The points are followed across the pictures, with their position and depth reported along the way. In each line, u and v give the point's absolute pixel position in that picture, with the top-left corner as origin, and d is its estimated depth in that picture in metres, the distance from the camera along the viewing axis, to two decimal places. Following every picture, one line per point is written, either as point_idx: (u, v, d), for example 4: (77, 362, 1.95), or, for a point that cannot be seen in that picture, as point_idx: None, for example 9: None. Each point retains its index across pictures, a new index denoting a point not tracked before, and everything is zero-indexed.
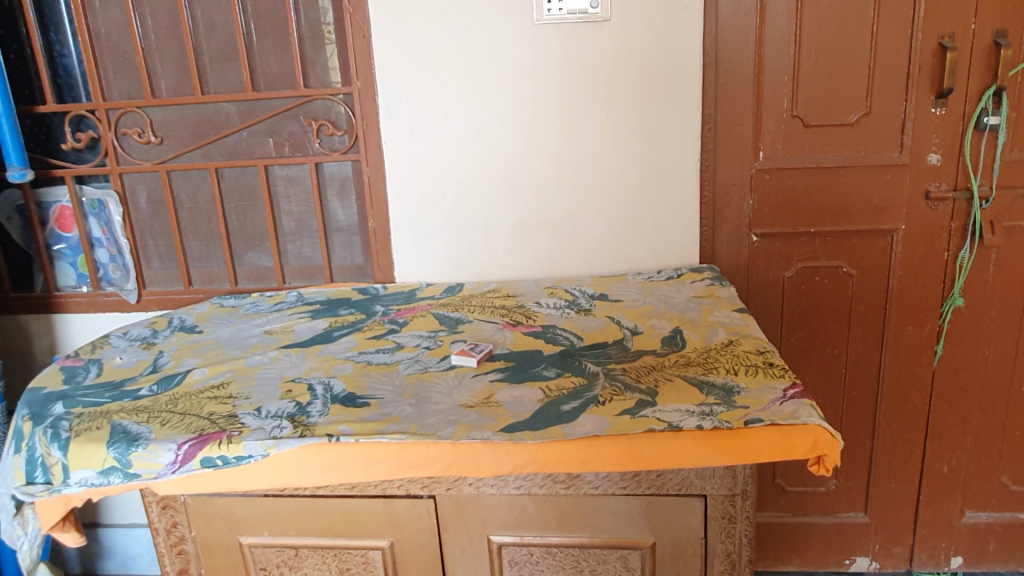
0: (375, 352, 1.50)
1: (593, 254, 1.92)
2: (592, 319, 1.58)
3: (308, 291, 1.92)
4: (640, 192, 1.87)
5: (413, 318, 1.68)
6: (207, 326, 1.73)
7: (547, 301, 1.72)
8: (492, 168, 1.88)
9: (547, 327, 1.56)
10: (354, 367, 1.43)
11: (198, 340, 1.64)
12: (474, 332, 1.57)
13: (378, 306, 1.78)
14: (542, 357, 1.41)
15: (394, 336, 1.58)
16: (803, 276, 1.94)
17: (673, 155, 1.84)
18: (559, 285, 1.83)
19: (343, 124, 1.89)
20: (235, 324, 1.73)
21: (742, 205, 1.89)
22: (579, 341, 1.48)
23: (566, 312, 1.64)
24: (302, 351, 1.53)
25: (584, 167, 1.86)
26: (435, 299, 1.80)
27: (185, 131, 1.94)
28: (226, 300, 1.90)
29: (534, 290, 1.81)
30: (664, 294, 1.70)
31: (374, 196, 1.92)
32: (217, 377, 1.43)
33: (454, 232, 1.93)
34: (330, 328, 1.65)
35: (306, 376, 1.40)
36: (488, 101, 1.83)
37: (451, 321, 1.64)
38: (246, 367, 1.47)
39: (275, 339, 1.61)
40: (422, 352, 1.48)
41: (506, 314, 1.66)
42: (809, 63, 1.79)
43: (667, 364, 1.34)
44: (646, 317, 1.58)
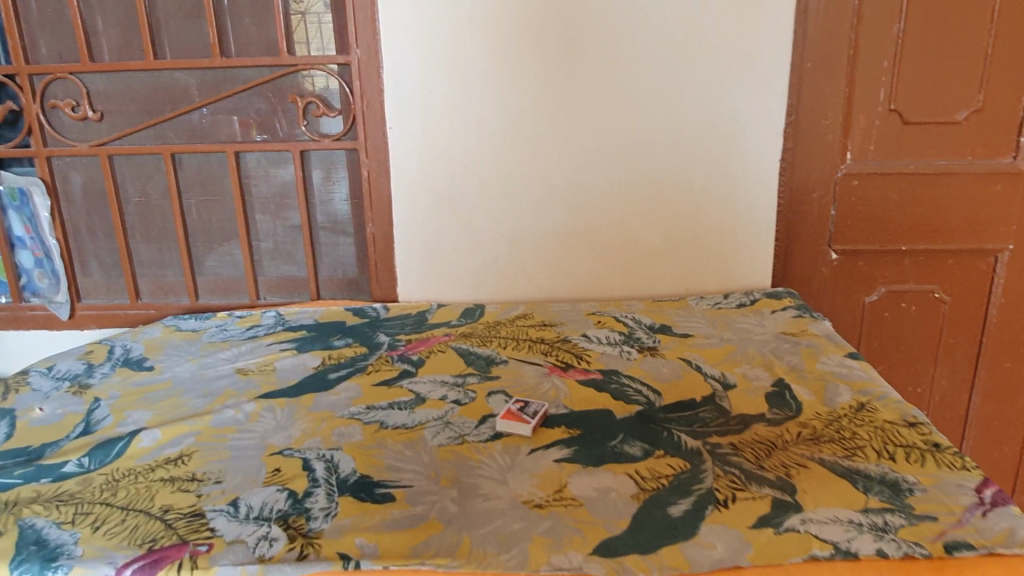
0: (387, 409, 1.13)
1: (642, 272, 1.58)
2: (663, 366, 1.24)
3: (290, 312, 1.54)
4: (704, 198, 1.53)
5: (430, 355, 1.31)
6: (159, 360, 1.33)
7: (597, 334, 1.38)
8: (523, 163, 1.52)
9: (608, 376, 1.21)
10: (363, 432, 1.06)
11: (146, 382, 1.24)
12: (513, 380, 1.21)
13: (381, 336, 1.41)
14: (617, 423, 1.06)
15: (409, 384, 1.21)
16: (887, 302, 1.64)
17: (746, 154, 1.51)
18: (605, 311, 1.49)
19: (336, 103, 1.51)
20: (195, 357, 1.34)
21: (824, 216, 1.57)
22: (658, 398, 1.13)
23: (626, 352, 1.30)
24: (289, 404, 1.15)
25: (637, 166, 1.51)
26: (453, 327, 1.44)
27: (134, 106, 1.52)
28: (183, 322, 1.50)
29: (576, 318, 1.46)
30: (742, 328, 1.37)
31: (375, 194, 1.54)
32: (174, 445, 1.04)
33: (474, 241, 1.57)
34: (323, 367, 1.28)
35: (299, 448, 1.03)
36: (522, 80, 1.46)
37: (480, 363, 1.28)
38: (214, 429, 1.09)
39: (251, 384, 1.22)
40: (452, 412, 1.11)
41: (550, 352, 1.31)
42: (917, 46, 1.47)
43: (790, 440, 1.00)
44: (733, 363, 1.24)
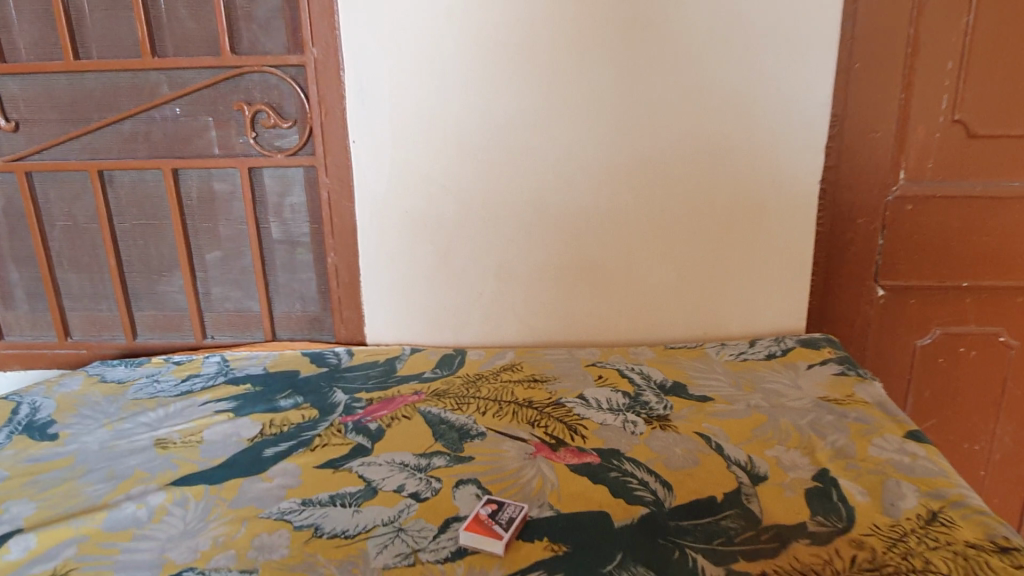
0: (326, 506, 0.90)
1: (653, 313, 1.34)
2: (675, 445, 1.00)
3: (237, 358, 1.31)
4: (727, 227, 1.29)
5: (391, 423, 1.08)
6: (67, 425, 1.10)
7: (595, 396, 1.14)
8: (515, 184, 1.28)
9: (607, 460, 0.97)
10: (290, 544, 0.83)
11: (42, 457, 1.02)
12: (489, 464, 0.97)
13: (338, 393, 1.18)
14: (614, 536, 0.82)
15: (360, 466, 0.98)
16: (943, 346, 1.38)
17: (781, 175, 1.25)
18: (607, 363, 1.25)
19: (290, 111, 1.27)
20: (111, 421, 1.11)
21: (870, 246, 1.32)
22: (669, 497, 0.89)
23: (630, 423, 1.06)
24: (206, 496, 0.92)
25: (648, 187, 1.27)
26: (425, 382, 1.21)
27: (53, 114, 1.29)
28: (110, 370, 1.28)
29: (572, 373, 1.22)
30: (773, 390, 1.12)
31: (337, 218, 1.31)
32: (48, 560, 0.82)
33: (455, 276, 1.33)
34: (261, 438, 1.05)
35: (204, 568, 0.80)
36: (514, 86, 1.22)
37: (451, 436, 1.04)
38: (104, 533, 0.86)
39: (167, 462, 1.00)
40: (407, 513, 0.88)
41: (537, 421, 1.07)
42: (988, 44, 1.22)
43: (842, 570, 0.76)
44: (764, 442, 0.99)
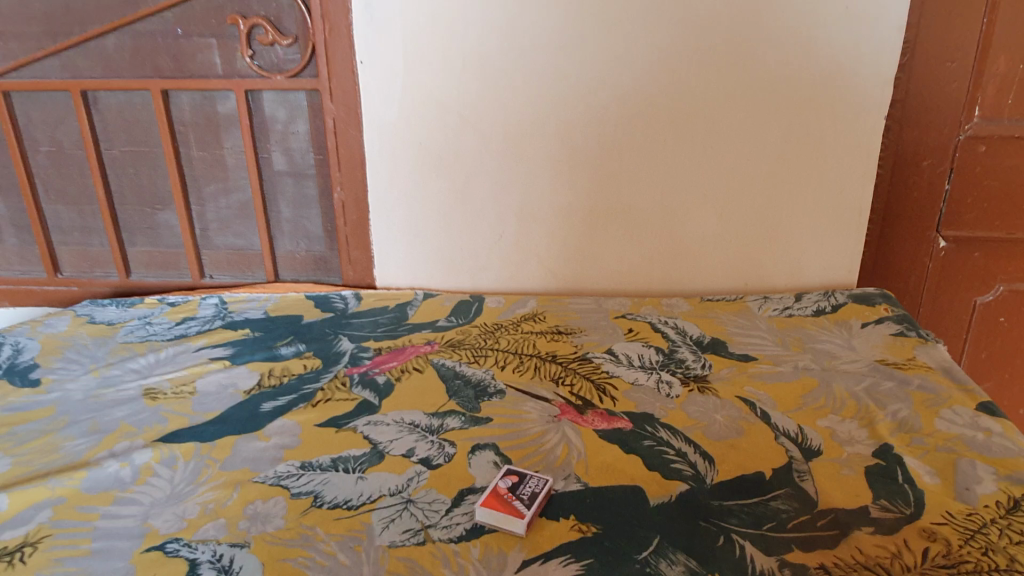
0: (328, 471, 0.81)
1: (690, 261, 1.23)
2: (716, 411, 0.89)
3: (236, 300, 1.22)
4: (776, 168, 1.15)
5: (401, 377, 0.99)
6: (51, 370, 1.02)
7: (626, 351, 1.04)
8: (542, 117, 1.14)
9: (639, 427, 0.87)
10: (286, 514, 0.74)
11: (22, 406, 0.94)
12: (508, 427, 0.88)
13: (344, 342, 1.08)
14: (649, 516, 0.73)
15: (366, 425, 0.89)
16: (1008, 305, 1.24)
17: (841, 111, 1.11)
18: (638, 315, 1.14)
19: (291, 26, 1.13)
20: (97, 367, 1.02)
21: (935, 192, 1.18)
22: (710, 472, 0.79)
23: (665, 383, 0.96)
24: (196, 456, 0.83)
25: (690, 121, 1.13)
26: (439, 331, 1.11)
27: (30, 27, 1.16)
28: (99, 311, 1.19)
29: (600, 326, 1.11)
30: (825, 351, 1.01)
31: (344, 149, 1.19)
32: (19, 524, 0.74)
33: (473, 217, 1.22)
34: (259, 391, 0.96)
35: (190, 539, 0.71)
36: (543, 3, 1.08)
37: (467, 393, 0.95)
38: (83, 495, 0.77)
39: (155, 416, 0.91)
40: (417, 482, 0.79)
41: (562, 378, 0.98)
42: None
43: (912, 566, 0.66)
44: (815, 411, 0.89)
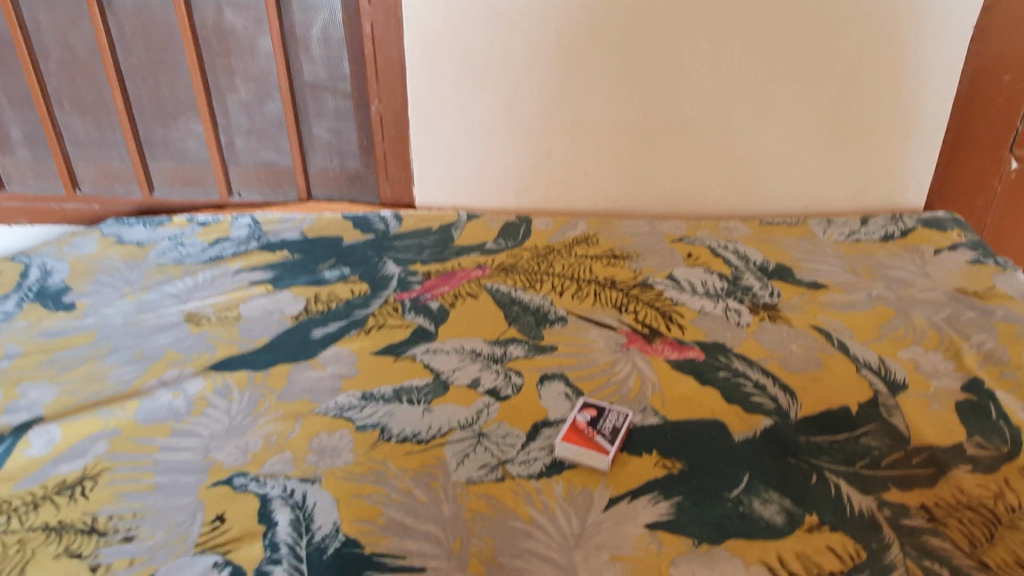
0: (391, 402, 0.77)
1: (748, 182, 1.16)
2: (791, 342, 0.85)
3: (269, 220, 1.15)
4: (849, 83, 1.08)
5: (455, 304, 0.94)
6: (85, 294, 0.97)
7: (688, 276, 0.99)
8: (598, 24, 1.05)
9: (712, 357, 0.83)
10: (354, 448, 0.71)
11: (59, 331, 0.89)
12: (575, 357, 0.84)
13: (390, 265, 1.03)
14: (736, 452, 0.70)
15: (425, 353, 0.85)
16: None
17: (925, 20, 1.02)
18: (695, 239, 1.09)
19: None
20: (133, 291, 0.97)
21: (1012, 107, 1.07)
22: (794, 405, 0.76)
23: (734, 310, 0.92)
24: (251, 386, 0.79)
25: (761, 30, 1.04)
26: (488, 254, 1.06)
27: None
28: (127, 231, 1.12)
29: (657, 251, 1.06)
30: (898, 279, 0.96)
31: (381, 58, 1.09)
32: (76, 457, 0.70)
33: (520, 132, 1.14)
34: (308, 317, 0.92)
35: (256, 474, 0.68)
36: None
37: (527, 320, 0.90)
38: (138, 427, 0.74)
39: (202, 343, 0.87)
40: (487, 414, 0.75)
41: (624, 304, 0.93)
42: None
43: (1018, 507, 0.64)
44: (895, 342, 0.85)
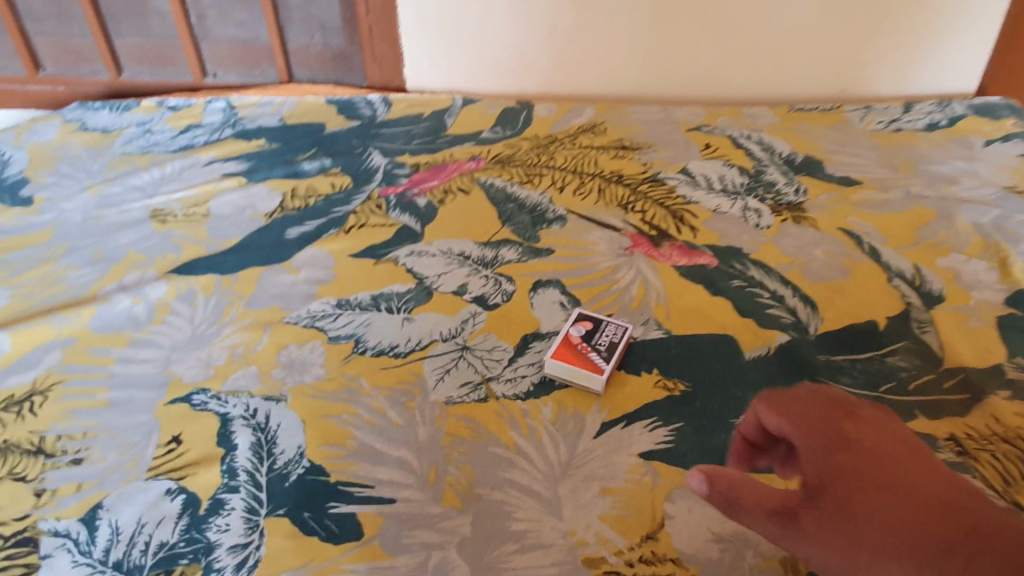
0: (369, 311, 0.70)
1: (778, 63, 1.04)
2: (815, 246, 0.76)
3: (245, 104, 1.05)
4: None
5: (445, 200, 0.85)
6: (43, 187, 0.89)
7: (704, 171, 0.89)
8: None
9: (726, 264, 0.75)
10: (325, 362, 0.65)
11: (15, 229, 0.82)
12: (573, 262, 0.75)
13: (375, 156, 0.94)
14: (747, 373, 0.63)
15: (408, 256, 0.77)
16: None
17: None
18: (715, 128, 0.98)
19: None
20: (95, 184, 0.89)
21: None
22: (815, 319, 0.68)
23: (753, 210, 0.82)
24: (217, 291, 0.73)
25: None
26: (484, 144, 0.96)
27: None
28: (91, 116, 1.03)
29: (671, 141, 0.95)
30: (941, 175, 0.86)
31: None
32: (26, 369, 0.65)
33: (522, 5, 1.01)
34: (283, 215, 0.83)
35: (217, 391, 0.62)
36: None
37: (522, 219, 0.82)
38: (93, 336, 0.68)
39: (167, 243, 0.79)
40: (472, 326, 0.68)
41: (631, 203, 0.84)
42: None
43: None
44: (932, 248, 0.76)
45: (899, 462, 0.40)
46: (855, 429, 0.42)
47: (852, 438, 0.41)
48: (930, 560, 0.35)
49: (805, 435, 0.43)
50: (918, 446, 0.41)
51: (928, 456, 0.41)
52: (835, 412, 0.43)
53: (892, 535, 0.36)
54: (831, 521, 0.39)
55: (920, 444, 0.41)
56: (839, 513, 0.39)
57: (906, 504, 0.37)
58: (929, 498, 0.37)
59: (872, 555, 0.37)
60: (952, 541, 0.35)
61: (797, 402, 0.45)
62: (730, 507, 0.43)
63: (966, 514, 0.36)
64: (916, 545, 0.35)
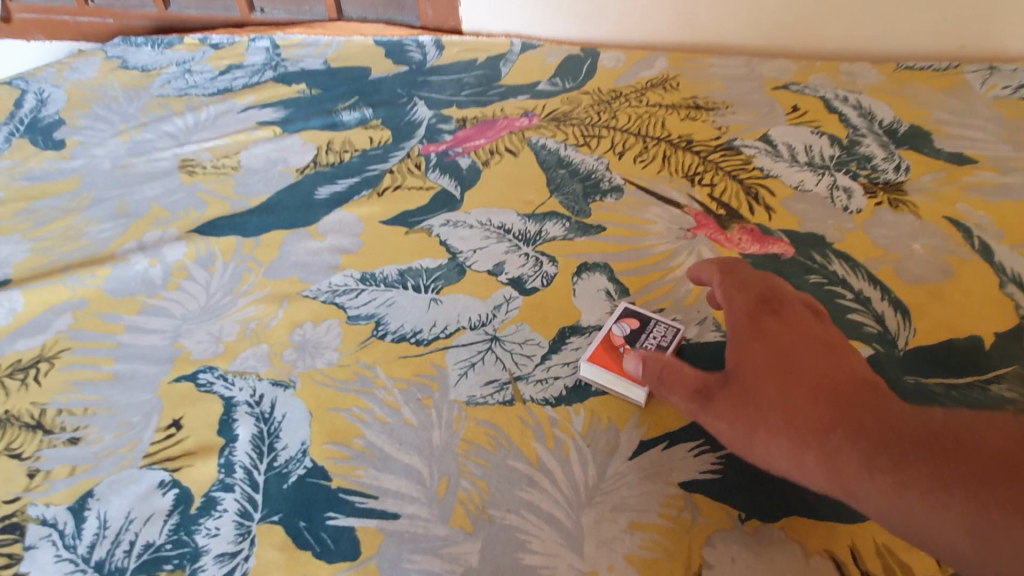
0: (394, 288, 0.64)
1: (887, 12, 0.89)
2: (913, 239, 0.65)
3: (290, 44, 0.98)
4: None
5: (490, 162, 0.77)
6: (77, 129, 0.85)
7: (788, 139, 0.77)
8: None
9: (804, 254, 0.64)
10: (341, 346, 0.59)
11: (44, 175, 0.79)
12: (626, 242, 0.67)
13: (419, 107, 0.86)
14: None
15: (442, 226, 0.70)
16: None
17: None
18: (805, 88, 0.85)
19: None
20: (128, 128, 0.85)
21: None
22: (905, 330, 0.57)
23: (842, 189, 0.71)
24: (237, 256, 0.68)
25: None
26: (540, 97, 0.86)
27: None
28: (133, 53, 0.99)
29: (752, 101, 0.83)
30: None
31: None
32: (36, 332, 0.62)
33: None
34: (315, 171, 0.77)
35: (224, 371, 0.58)
36: None
37: (573, 188, 0.73)
38: (106, 299, 0.64)
39: (192, 198, 0.75)
40: (505, 313, 0.61)
41: (699, 174, 0.74)
42: None
43: None
44: None
45: (809, 351, 0.44)
46: (775, 323, 0.46)
47: (772, 332, 0.45)
48: (815, 437, 0.39)
49: (732, 327, 0.48)
50: (831, 337, 0.45)
51: (837, 346, 0.45)
52: (761, 309, 0.48)
53: (787, 416, 0.40)
54: (738, 402, 0.43)
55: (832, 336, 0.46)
56: (745, 396, 0.43)
57: (800, 385, 0.41)
58: (829, 381, 0.41)
59: (763, 433, 0.41)
60: (836, 422, 0.39)
61: (730, 298, 0.50)
62: (659, 387, 0.48)
63: (855, 397, 0.40)
64: (805, 421, 0.40)
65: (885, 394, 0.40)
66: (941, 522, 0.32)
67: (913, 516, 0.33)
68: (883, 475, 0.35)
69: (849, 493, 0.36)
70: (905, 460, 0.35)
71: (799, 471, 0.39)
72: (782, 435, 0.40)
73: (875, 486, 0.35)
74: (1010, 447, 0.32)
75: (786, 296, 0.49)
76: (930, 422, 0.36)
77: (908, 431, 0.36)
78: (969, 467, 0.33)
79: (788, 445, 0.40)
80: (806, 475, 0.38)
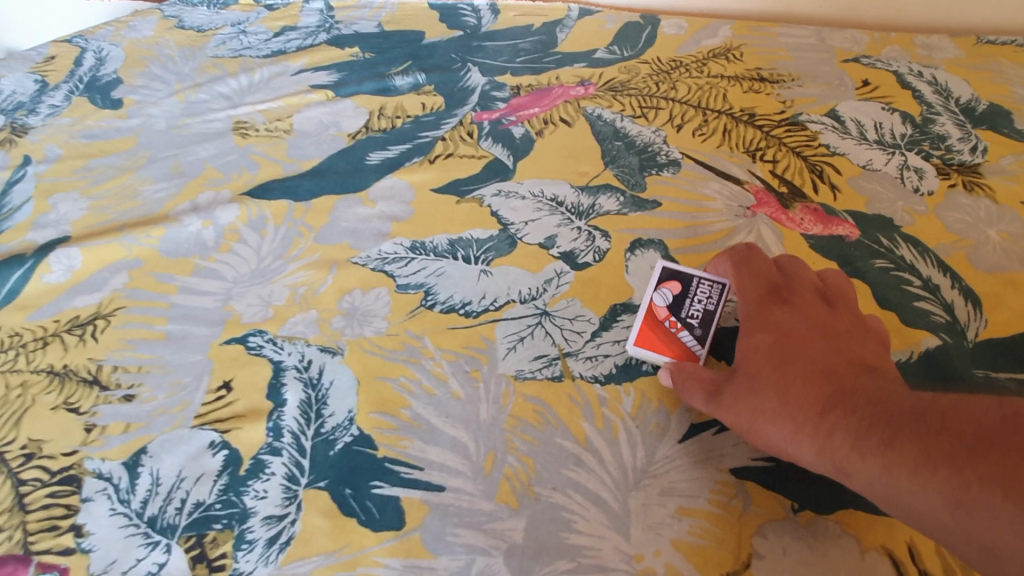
0: (444, 259, 0.63)
1: None
2: (989, 225, 0.62)
3: (344, 6, 0.97)
4: None
5: (544, 132, 0.75)
6: (134, 89, 0.86)
7: (857, 115, 0.74)
8: None
9: (871, 236, 0.61)
10: (389, 315, 0.59)
11: (102, 133, 0.80)
12: (682, 219, 0.65)
13: (472, 73, 0.84)
14: None
15: (493, 197, 0.68)
16: None
17: None
18: (878, 62, 0.81)
19: None
20: (184, 89, 0.85)
21: None
22: (976, 320, 0.55)
23: (914, 169, 0.68)
24: (287, 220, 0.68)
25: None
26: (596, 66, 0.84)
27: None
28: (189, 13, 0.98)
29: (820, 74, 0.80)
30: None
31: None
32: (93, 290, 0.63)
33: None
34: (366, 136, 0.77)
35: (274, 336, 0.58)
36: None
37: (629, 161, 0.71)
38: (160, 260, 0.65)
39: (244, 160, 0.75)
40: (556, 287, 0.60)
41: (761, 149, 0.71)
42: None
43: None
44: None
45: (811, 339, 0.45)
46: (782, 313, 0.48)
47: (777, 322, 0.48)
48: (810, 419, 0.40)
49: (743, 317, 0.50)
50: (839, 328, 0.47)
51: (843, 335, 0.46)
52: (770, 302, 0.50)
53: (784, 400, 0.42)
54: (744, 392, 0.45)
55: (838, 326, 0.47)
56: (751, 385, 0.45)
57: (800, 372, 0.43)
58: (826, 365, 0.43)
59: (765, 418, 0.43)
60: (830, 402, 0.40)
61: (742, 288, 0.52)
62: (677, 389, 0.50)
63: (852, 380, 0.41)
64: (802, 404, 0.41)
65: (880, 376, 0.41)
66: (924, 496, 0.33)
67: (901, 492, 0.34)
68: (872, 453, 0.36)
69: (843, 471, 0.38)
70: (892, 435, 0.36)
71: (798, 452, 0.41)
72: (782, 418, 0.42)
73: (865, 462, 0.36)
74: (986, 418, 0.33)
75: (798, 289, 0.51)
76: (919, 397, 0.38)
77: (897, 412, 0.37)
78: (950, 441, 0.33)
79: (787, 427, 0.41)
80: (805, 455, 0.40)
